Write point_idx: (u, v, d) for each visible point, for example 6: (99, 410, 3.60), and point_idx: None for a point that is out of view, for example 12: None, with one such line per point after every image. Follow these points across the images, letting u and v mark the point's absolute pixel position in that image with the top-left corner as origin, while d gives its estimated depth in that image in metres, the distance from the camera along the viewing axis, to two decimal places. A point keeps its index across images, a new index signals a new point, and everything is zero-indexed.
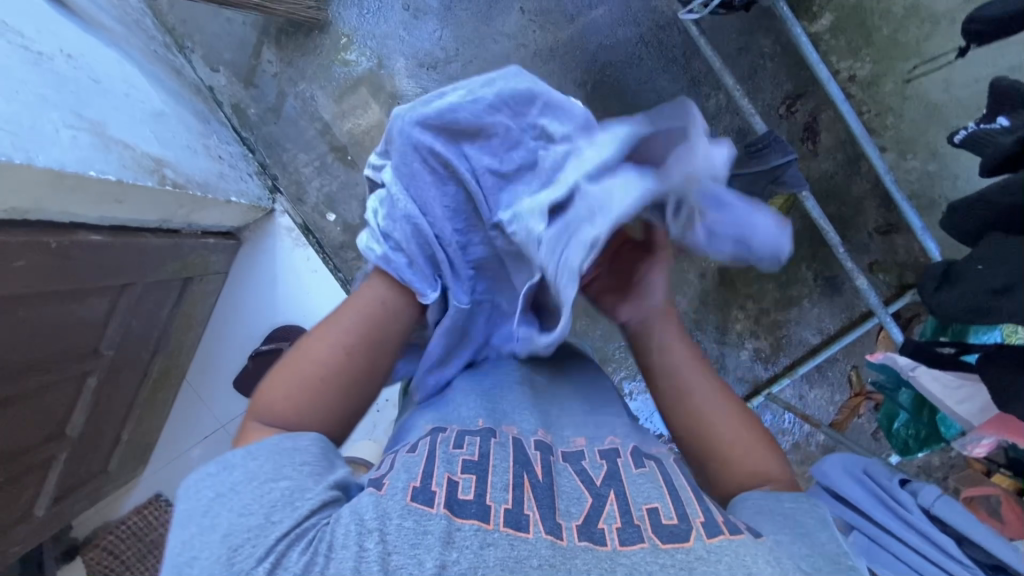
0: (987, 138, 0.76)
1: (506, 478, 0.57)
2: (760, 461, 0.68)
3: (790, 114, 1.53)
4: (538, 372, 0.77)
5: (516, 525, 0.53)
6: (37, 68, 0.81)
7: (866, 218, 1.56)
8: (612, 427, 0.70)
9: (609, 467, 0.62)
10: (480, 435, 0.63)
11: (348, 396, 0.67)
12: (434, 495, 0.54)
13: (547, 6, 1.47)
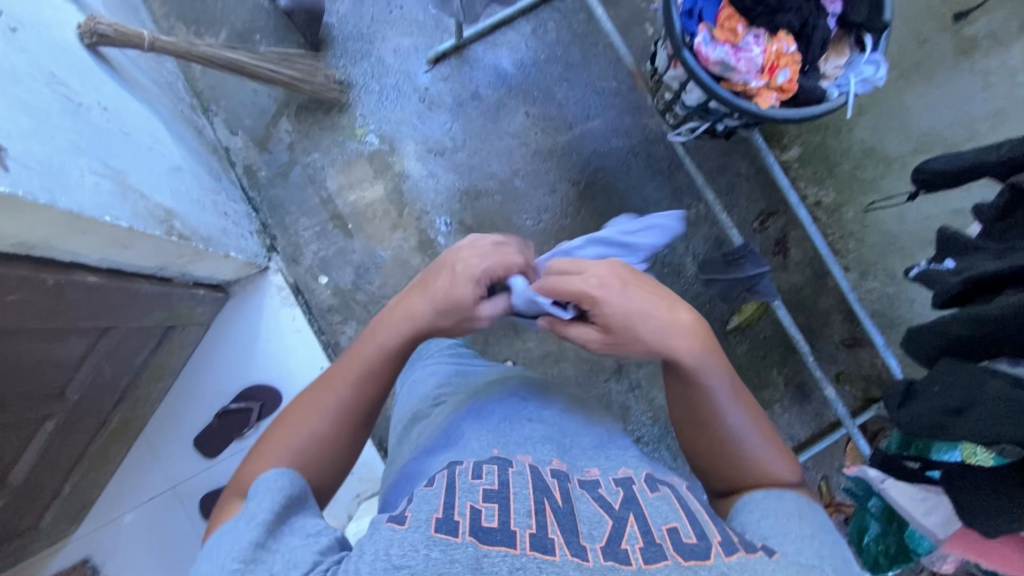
0: (937, 274, 0.83)
1: (528, 505, 0.60)
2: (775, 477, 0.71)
3: (763, 229, 1.66)
4: (548, 409, 0.82)
5: (543, 548, 0.55)
6: (75, 118, 0.86)
7: (832, 330, 1.65)
8: (621, 459, 0.74)
9: (626, 492, 0.64)
10: (497, 464, 0.66)
11: (347, 437, 0.76)
12: (457, 525, 0.55)
13: (550, 113, 1.63)
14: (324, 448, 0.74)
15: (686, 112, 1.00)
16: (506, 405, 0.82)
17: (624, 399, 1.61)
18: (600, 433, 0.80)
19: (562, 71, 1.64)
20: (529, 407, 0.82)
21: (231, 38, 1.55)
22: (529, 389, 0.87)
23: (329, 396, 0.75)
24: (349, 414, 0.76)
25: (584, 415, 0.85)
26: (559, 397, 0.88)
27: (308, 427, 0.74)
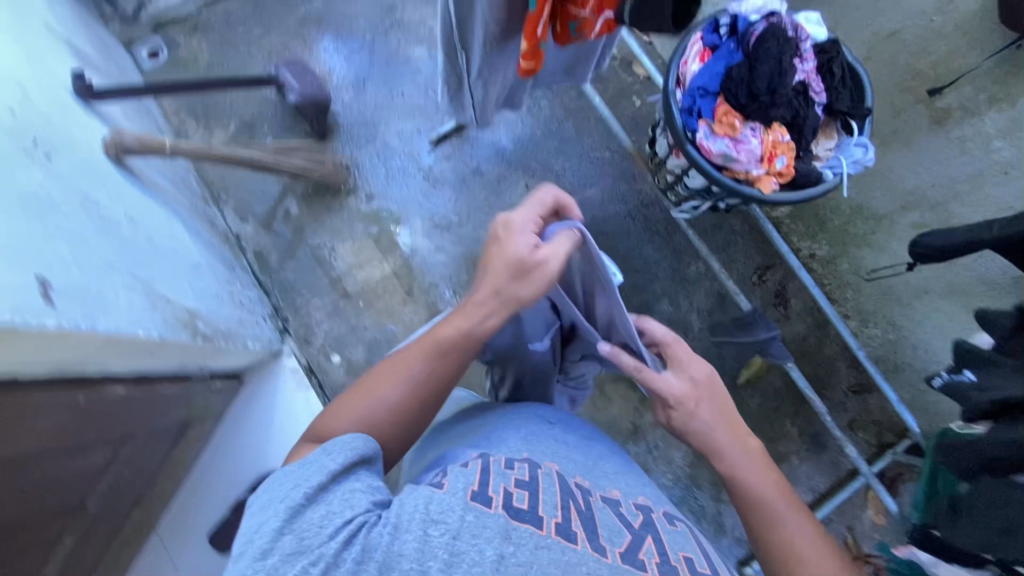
0: (965, 391, 0.98)
1: (556, 499, 0.63)
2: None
3: (762, 283, 1.71)
4: (570, 433, 0.84)
5: (566, 535, 0.58)
6: (105, 234, 0.88)
7: (839, 377, 1.68)
8: (641, 487, 0.78)
9: (644, 517, 0.68)
10: (527, 462, 0.70)
11: (417, 414, 0.79)
12: (491, 498, 0.61)
13: (548, 184, 1.70)
14: (392, 419, 0.77)
15: (688, 192, 1.05)
16: (539, 422, 0.83)
17: (643, 461, 1.60)
18: (622, 462, 0.84)
19: (557, 144, 1.72)
20: (555, 428, 0.84)
21: (239, 130, 1.62)
22: (556, 415, 0.88)
23: (407, 370, 0.78)
24: (426, 390, 0.79)
25: (609, 447, 0.88)
26: (583, 427, 0.90)
27: (381, 396, 0.77)
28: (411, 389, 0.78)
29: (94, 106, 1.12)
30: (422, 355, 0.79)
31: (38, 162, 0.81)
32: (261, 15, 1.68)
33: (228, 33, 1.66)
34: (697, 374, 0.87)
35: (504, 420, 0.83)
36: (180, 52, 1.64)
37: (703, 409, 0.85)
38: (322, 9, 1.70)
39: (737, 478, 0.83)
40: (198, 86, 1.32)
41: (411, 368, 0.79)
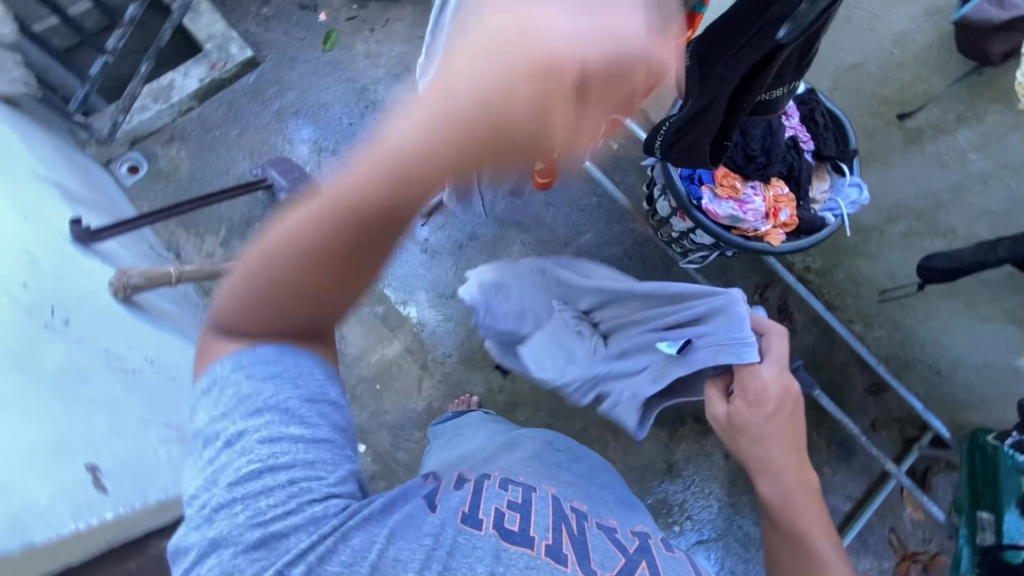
0: None
1: (547, 521, 0.66)
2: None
3: (764, 300, 1.75)
4: (572, 469, 0.86)
5: (556, 557, 0.62)
6: (133, 389, 0.87)
7: (855, 381, 1.71)
8: (637, 522, 0.77)
9: (641, 543, 0.69)
10: (524, 487, 0.74)
11: (287, 290, 0.53)
12: (481, 520, 0.65)
13: (543, 237, 1.73)
14: (254, 308, 0.56)
15: (695, 245, 1.09)
16: (539, 444, 0.90)
17: (681, 498, 1.60)
18: (625, 501, 0.84)
19: (546, 197, 1.75)
20: (557, 460, 0.87)
21: (230, 232, 1.61)
22: (563, 449, 0.92)
23: (284, 229, 0.50)
24: (310, 265, 0.51)
25: (611, 485, 0.88)
26: (584, 457, 0.94)
27: (250, 257, 0.52)
28: (292, 252, 0.50)
29: (94, 248, 1.11)
30: (317, 203, 0.48)
31: (60, 332, 0.81)
32: (237, 116, 1.70)
33: (207, 138, 1.68)
34: (775, 393, 0.92)
35: (507, 442, 0.91)
36: (161, 164, 1.65)
37: (766, 440, 0.93)
38: (296, 101, 1.73)
39: (790, 510, 0.90)
40: (193, 202, 1.36)
41: (303, 212, 0.49)
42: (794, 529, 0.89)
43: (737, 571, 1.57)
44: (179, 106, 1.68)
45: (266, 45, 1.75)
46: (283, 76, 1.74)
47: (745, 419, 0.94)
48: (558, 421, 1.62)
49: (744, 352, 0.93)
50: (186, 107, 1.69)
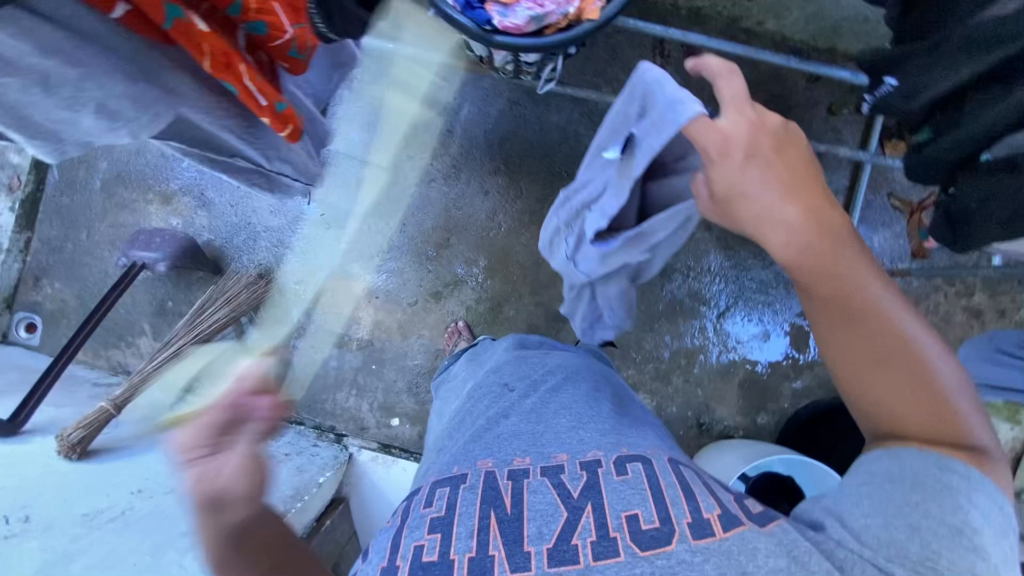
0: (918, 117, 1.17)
1: (469, 524, 0.66)
2: (962, 401, 0.60)
3: (667, 58, 1.57)
4: (530, 395, 0.84)
5: (481, 569, 0.61)
6: (126, 530, 0.88)
7: (795, 78, 1.56)
8: (596, 438, 0.75)
9: (587, 476, 0.68)
10: (449, 485, 0.73)
11: None
12: (399, 568, 0.64)
13: (425, 138, 1.58)
14: None
15: (536, 66, 0.94)
16: (489, 398, 0.87)
17: (688, 288, 1.60)
18: (585, 408, 0.81)
19: (402, 97, 1.57)
20: (513, 394, 0.85)
21: (153, 323, 1.56)
22: (516, 373, 0.90)
23: None
24: None
25: (576, 390, 0.85)
26: (547, 374, 0.88)
27: None
28: None
29: (22, 430, 1.09)
30: None
31: (25, 529, 0.81)
32: (74, 218, 1.57)
33: (66, 256, 1.57)
34: (735, 130, 0.59)
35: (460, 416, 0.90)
36: (49, 306, 1.57)
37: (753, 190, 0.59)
38: (112, 167, 1.56)
39: (822, 267, 0.61)
40: (91, 322, 1.30)
41: None
42: (836, 292, 0.61)
43: (769, 317, 1.59)
44: (17, 246, 1.55)
45: None
46: (81, 150, 1.56)
47: (725, 172, 0.59)
48: (543, 292, 1.60)
49: (679, 111, 0.59)
50: (23, 241, 1.56)
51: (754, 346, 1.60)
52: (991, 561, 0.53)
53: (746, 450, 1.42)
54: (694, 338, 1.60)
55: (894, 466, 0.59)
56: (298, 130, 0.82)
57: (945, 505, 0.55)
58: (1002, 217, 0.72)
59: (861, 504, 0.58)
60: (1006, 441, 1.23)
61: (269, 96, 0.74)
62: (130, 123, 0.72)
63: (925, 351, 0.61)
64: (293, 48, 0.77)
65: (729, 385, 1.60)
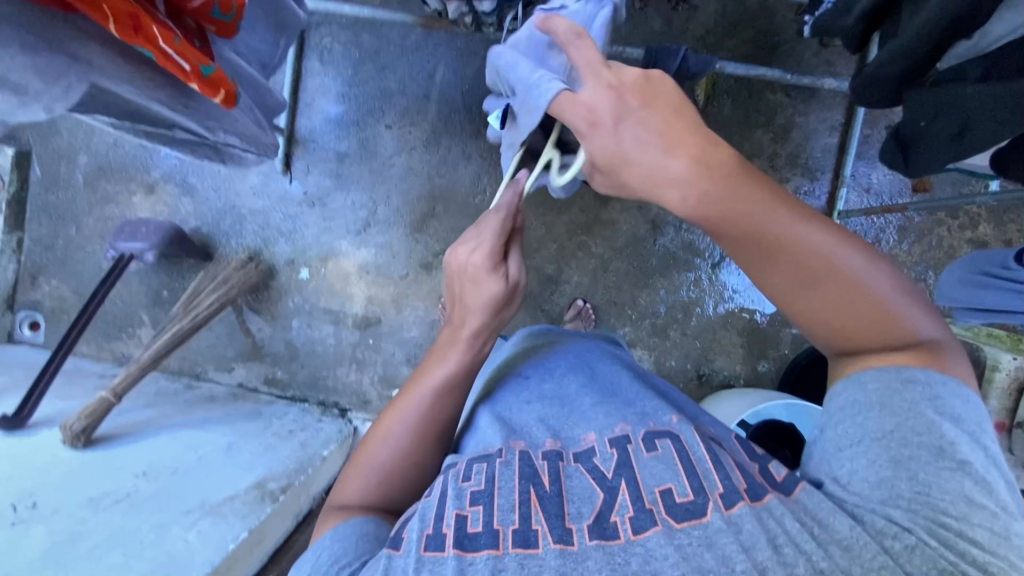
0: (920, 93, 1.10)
1: (512, 497, 0.60)
2: (904, 308, 0.57)
3: (646, 0, 1.50)
4: (545, 382, 0.80)
5: (527, 542, 0.55)
6: (131, 511, 0.90)
7: (782, 10, 1.48)
8: (620, 413, 0.71)
9: (620, 455, 0.63)
10: (486, 460, 0.66)
11: None
12: (444, 538, 0.57)
13: (401, 105, 1.54)
14: None
15: (496, 15, 0.90)
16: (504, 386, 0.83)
17: (681, 240, 1.57)
18: (603, 387, 0.77)
19: (374, 65, 1.53)
20: (528, 385, 0.80)
21: (151, 313, 1.57)
22: (529, 363, 0.85)
23: None
24: None
25: (581, 368, 0.81)
26: (556, 358, 0.85)
27: None
28: None
29: (30, 423, 1.12)
30: None
31: (32, 515, 0.84)
32: (62, 215, 1.57)
33: (58, 253, 1.58)
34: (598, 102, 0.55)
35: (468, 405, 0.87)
36: (48, 303, 1.59)
37: (641, 156, 0.53)
38: (93, 160, 1.55)
39: (736, 211, 0.52)
40: (86, 315, 1.32)
41: None
42: (752, 232, 0.53)
43: None
44: (9, 246, 1.57)
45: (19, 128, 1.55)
46: (59, 145, 1.55)
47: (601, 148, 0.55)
48: (534, 255, 1.59)
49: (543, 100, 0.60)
50: (15, 242, 1.57)
51: (751, 294, 1.57)
52: (976, 476, 0.52)
53: (746, 399, 1.41)
54: (690, 290, 1.58)
55: (864, 394, 0.57)
56: (234, 95, 0.65)
57: (923, 426, 0.53)
58: (952, 131, 0.67)
59: (844, 448, 0.57)
60: (1010, 371, 1.20)
61: (191, 57, 0.57)
62: (36, 98, 0.56)
63: (862, 272, 0.55)
64: (216, 7, 0.61)
65: (728, 335, 1.58)
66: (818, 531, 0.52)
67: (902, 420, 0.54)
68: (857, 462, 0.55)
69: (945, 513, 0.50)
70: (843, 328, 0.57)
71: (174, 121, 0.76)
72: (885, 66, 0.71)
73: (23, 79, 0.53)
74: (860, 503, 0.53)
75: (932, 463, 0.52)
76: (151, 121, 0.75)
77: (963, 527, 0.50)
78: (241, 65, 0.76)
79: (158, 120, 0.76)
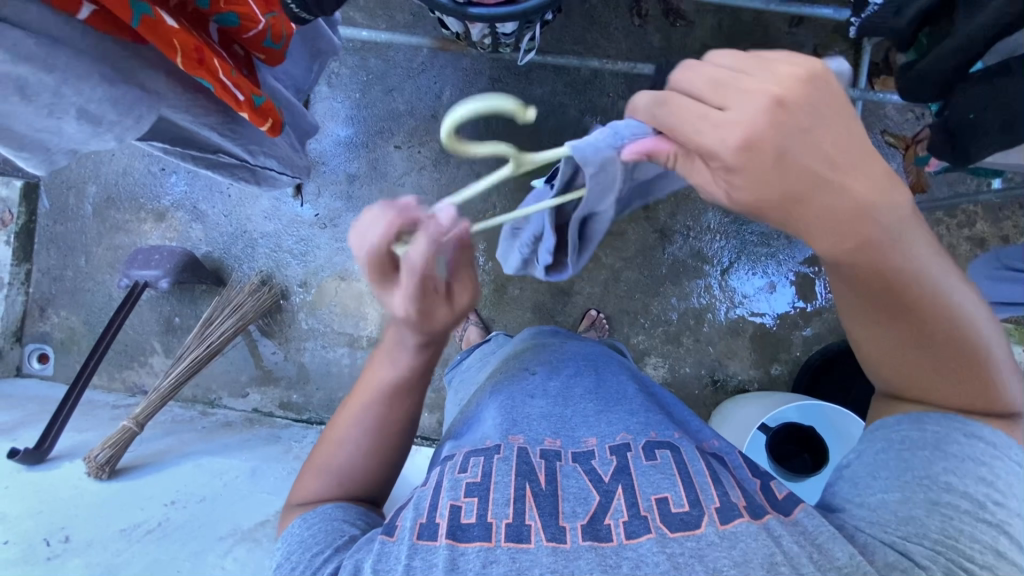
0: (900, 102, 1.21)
1: (507, 492, 0.64)
2: (1003, 367, 0.56)
3: (645, 17, 1.55)
4: (553, 379, 0.82)
5: (518, 536, 0.60)
6: (166, 539, 0.89)
7: (776, 23, 1.53)
8: (624, 421, 0.74)
9: (619, 462, 0.67)
10: (485, 454, 0.69)
11: None
12: (437, 528, 0.62)
13: (409, 125, 1.56)
14: None
15: (514, 36, 0.93)
16: (511, 380, 0.84)
17: (689, 248, 1.59)
18: (609, 392, 0.80)
19: (382, 88, 1.56)
20: (535, 381, 0.82)
21: (163, 341, 1.56)
22: (537, 358, 0.86)
23: None
24: None
25: (589, 374, 0.83)
26: (568, 359, 0.86)
27: None
28: None
29: (51, 456, 1.10)
30: None
31: (67, 548, 0.83)
32: (71, 245, 1.57)
33: (68, 285, 1.57)
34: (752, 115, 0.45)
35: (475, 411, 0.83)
36: (58, 335, 1.57)
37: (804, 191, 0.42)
38: (102, 190, 1.56)
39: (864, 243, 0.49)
40: (103, 344, 1.31)
41: None
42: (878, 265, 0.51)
43: (772, 268, 1.59)
44: (17, 279, 1.55)
45: None
46: (68, 176, 1.55)
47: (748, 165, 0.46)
48: None
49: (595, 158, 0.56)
50: (23, 274, 1.56)
51: (761, 298, 1.60)
52: (1014, 534, 0.54)
53: (762, 402, 1.43)
54: (700, 297, 1.61)
55: (917, 431, 0.59)
56: (279, 124, 0.67)
57: (970, 476, 0.55)
58: (998, 125, 0.71)
59: (877, 476, 0.61)
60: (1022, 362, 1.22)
61: (245, 88, 0.59)
62: (108, 128, 0.61)
63: (977, 329, 0.54)
64: (269, 37, 0.63)
65: (740, 340, 1.60)
66: (818, 557, 0.56)
67: (954, 469, 0.56)
68: (888, 495, 0.58)
69: (970, 560, 0.53)
70: (934, 376, 0.57)
71: (220, 145, 0.77)
72: (936, 65, 0.73)
73: (100, 109, 0.58)
74: (877, 530, 0.57)
75: (967, 512, 0.54)
76: (199, 146, 0.77)
77: (985, 575, 0.52)
78: (281, 89, 0.78)
79: (205, 144, 0.78)
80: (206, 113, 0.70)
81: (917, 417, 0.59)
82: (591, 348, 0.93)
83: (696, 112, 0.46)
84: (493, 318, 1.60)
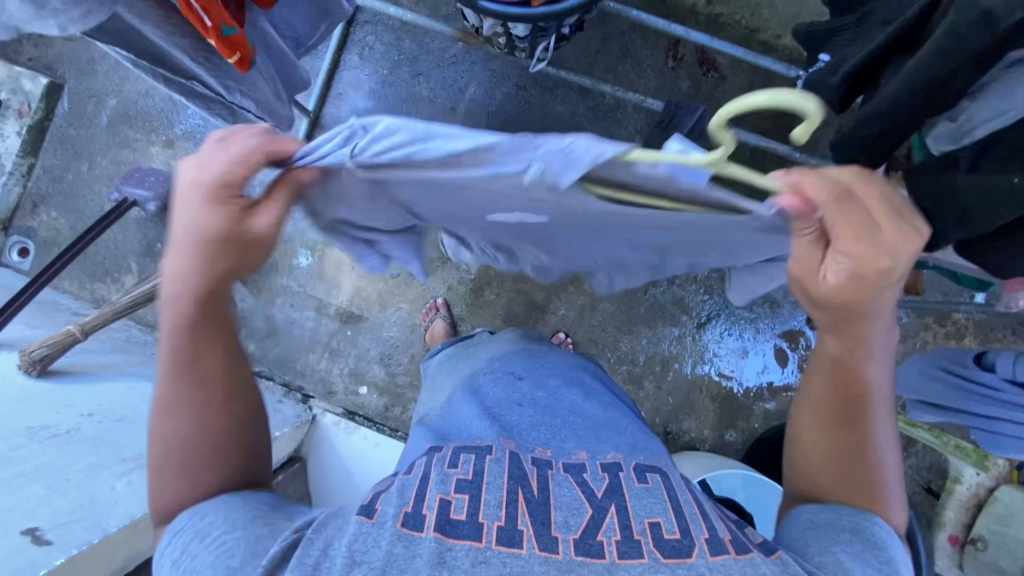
0: None
1: (499, 495, 0.61)
2: (894, 506, 0.68)
3: (679, 61, 1.56)
4: (540, 389, 0.81)
5: (511, 541, 0.56)
6: (69, 443, 0.90)
7: None
8: (614, 440, 0.73)
9: (610, 479, 0.64)
10: (475, 453, 0.68)
11: None
12: (424, 518, 0.57)
13: (428, 113, 1.58)
14: None
15: (528, 42, 0.94)
16: (501, 386, 0.83)
17: (673, 295, 1.58)
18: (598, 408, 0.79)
19: (411, 69, 1.58)
20: (524, 388, 0.81)
21: (140, 263, 1.58)
22: (525, 365, 0.86)
23: None
24: None
25: (585, 392, 0.82)
26: (554, 374, 0.85)
27: None
28: None
29: None
30: None
31: None
32: (77, 151, 1.60)
33: (65, 187, 1.60)
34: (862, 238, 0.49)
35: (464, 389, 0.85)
36: (42, 233, 1.60)
37: (852, 275, 0.52)
38: (120, 105, 1.59)
39: (857, 326, 0.59)
40: (74, 251, 1.32)
41: None
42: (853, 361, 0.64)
43: (750, 335, 1.57)
44: (19, 170, 1.59)
45: (57, 61, 1.59)
46: (92, 85, 1.59)
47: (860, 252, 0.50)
48: (526, 281, 1.59)
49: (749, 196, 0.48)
50: (25, 166, 1.59)
51: (732, 362, 1.57)
52: None
53: (709, 462, 1.39)
54: (671, 344, 1.59)
55: (835, 518, 0.65)
56: (249, 62, 0.70)
57: (882, 558, 0.60)
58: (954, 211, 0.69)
59: (810, 544, 0.63)
60: (970, 484, 1.24)
61: (215, 14, 0.62)
62: (52, 15, 0.60)
63: (890, 458, 0.69)
64: None
65: (702, 398, 1.58)
66: None
67: (869, 550, 0.61)
68: (828, 556, 0.60)
69: None
70: (847, 479, 0.68)
71: (195, 71, 0.80)
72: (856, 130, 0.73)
73: None
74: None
75: None
76: (172, 68, 0.80)
77: None
78: (268, 32, 0.81)
79: (179, 68, 0.81)
80: (181, 34, 0.72)
81: (834, 509, 0.67)
82: (588, 366, 0.92)
83: (861, 225, 0.49)
84: (462, 317, 1.60)
